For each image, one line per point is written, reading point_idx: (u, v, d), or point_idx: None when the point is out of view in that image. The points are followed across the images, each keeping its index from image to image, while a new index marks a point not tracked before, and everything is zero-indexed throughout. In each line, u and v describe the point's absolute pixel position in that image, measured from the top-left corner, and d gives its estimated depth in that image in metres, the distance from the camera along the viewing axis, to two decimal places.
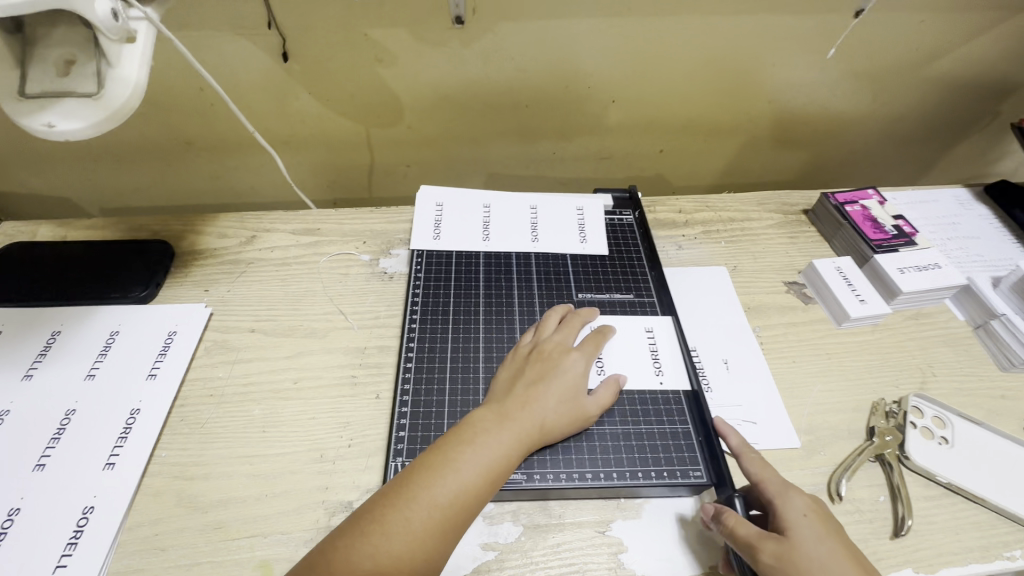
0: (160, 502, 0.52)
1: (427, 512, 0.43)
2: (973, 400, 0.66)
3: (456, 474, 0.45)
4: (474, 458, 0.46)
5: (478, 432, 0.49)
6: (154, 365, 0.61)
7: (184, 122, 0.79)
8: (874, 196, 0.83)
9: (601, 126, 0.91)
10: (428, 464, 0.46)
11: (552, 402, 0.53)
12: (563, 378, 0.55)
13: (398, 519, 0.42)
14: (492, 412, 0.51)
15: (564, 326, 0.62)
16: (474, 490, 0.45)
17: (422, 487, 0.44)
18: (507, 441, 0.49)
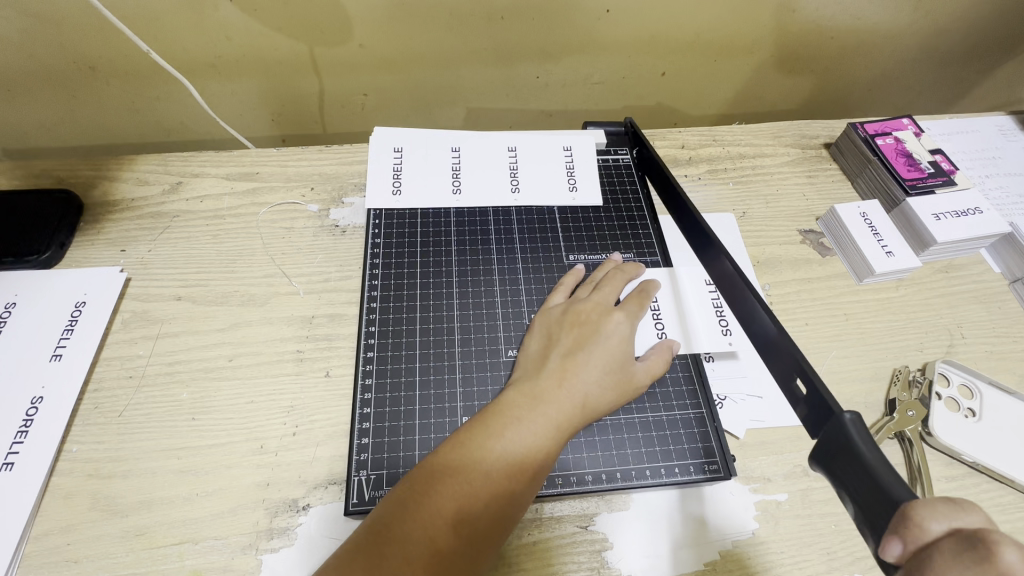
0: (71, 507, 0.45)
1: (446, 526, 0.37)
2: (1004, 365, 0.58)
3: (479, 474, 0.39)
4: (504, 456, 0.40)
5: (510, 420, 0.42)
6: (60, 343, 0.51)
7: (80, 40, 0.64)
8: (910, 127, 0.71)
9: (594, 43, 0.77)
10: (448, 462, 0.40)
11: (594, 378, 0.46)
12: (604, 346, 0.47)
13: (417, 535, 0.36)
14: (523, 393, 0.44)
15: (605, 284, 0.53)
16: (503, 494, 0.39)
17: (442, 494, 0.38)
18: (542, 430, 0.42)
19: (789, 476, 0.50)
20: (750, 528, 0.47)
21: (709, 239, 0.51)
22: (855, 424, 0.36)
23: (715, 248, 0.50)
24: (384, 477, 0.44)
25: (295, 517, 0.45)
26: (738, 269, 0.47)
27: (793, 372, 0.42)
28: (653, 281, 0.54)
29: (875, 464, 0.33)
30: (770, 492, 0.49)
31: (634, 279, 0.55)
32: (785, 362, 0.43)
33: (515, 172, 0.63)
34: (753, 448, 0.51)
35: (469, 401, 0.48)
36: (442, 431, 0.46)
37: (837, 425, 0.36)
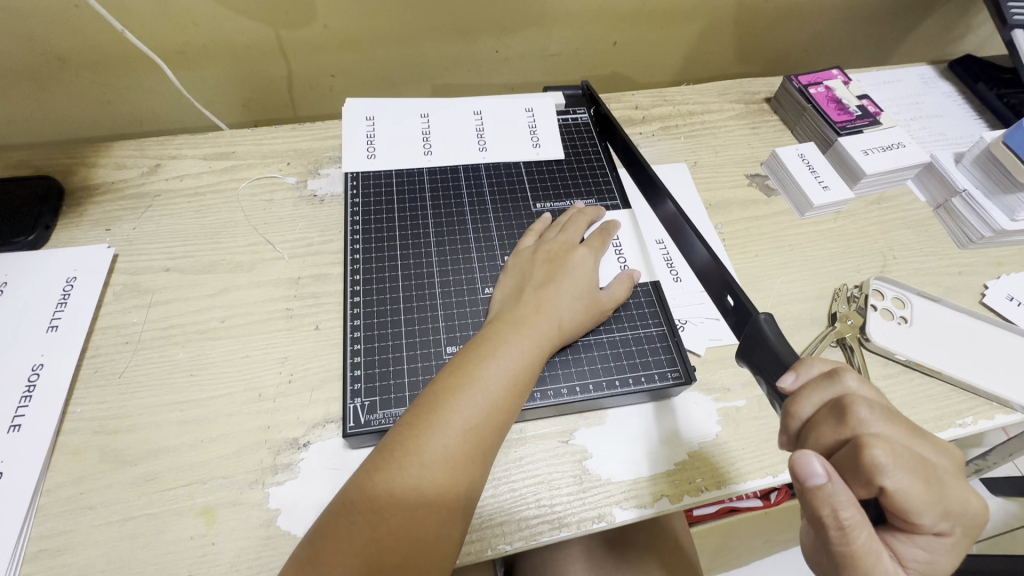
0: (81, 460, 0.47)
1: (458, 438, 0.40)
2: (931, 279, 0.65)
3: (479, 391, 0.42)
4: (499, 374, 0.44)
5: (499, 344, 0.46)
6: (55, 316, 0.53)
7: (49, 31, 0.66)
8: (839, 76, 0.77)
9: (547, 16, 0.81)
10: (448, 384, 0.43)
11: (569, 303, 0.50)
12: (575, 276, 0.52)
13: (434, 448, 0.39)
14: (507, 321, 0.48)
15: (570, 226, 0.57)
16: (502, 405, 0.43)
17: (448, 411, 0.41)
18: (529, 349, 0.47)
19: (746, 385, 0.55)
20: (713, 431, 0.52)
21: (655, 185, 0.57)
22: (768, 322, 0.44)
23: (662, 194, 0.55)
24: (377, 402, 0.48)
25: (297, 454, 0.49)
26: (680, 210, 0.53)
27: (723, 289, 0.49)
28: (614, 221, 0.59)
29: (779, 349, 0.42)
30: (730, 400, 0.54)
31: (596, 221, 0.60)
32: (717, 283, 0.50)
33: (482, 133, 0.67)
34: (713, 363, 0.56)
35: (451, 333, 0.52)
36: (428, 360, 0.50)
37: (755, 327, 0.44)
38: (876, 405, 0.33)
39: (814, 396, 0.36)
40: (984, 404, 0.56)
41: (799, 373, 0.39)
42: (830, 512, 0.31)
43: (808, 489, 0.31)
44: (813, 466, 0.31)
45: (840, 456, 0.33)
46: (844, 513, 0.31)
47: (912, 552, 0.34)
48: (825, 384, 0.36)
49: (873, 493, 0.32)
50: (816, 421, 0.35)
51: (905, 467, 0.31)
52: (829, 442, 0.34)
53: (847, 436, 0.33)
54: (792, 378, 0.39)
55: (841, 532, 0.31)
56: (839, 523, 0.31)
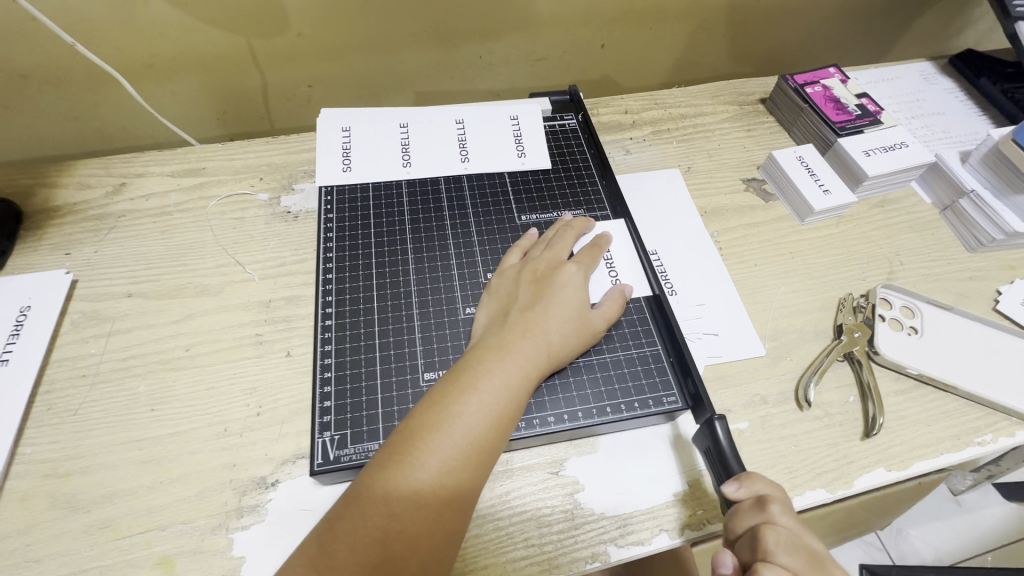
0: (28, 508, 0.43)
1: (432, 483, 0.37)
2: (941, 286, 0.62)
3: (457, 428, 0.39)
4: (480, 407, 0.40)
5: (481, 373, 0.42)
6: (6, 349, 0.50)
7: (4, 46, 0.62)
8: (836, 74, 0.74)
9: (531, 20, 0.78)
10: (423, 419, 0.39)
11: (557, 326, 0.47)
12: (563, 297, 0.49)
13: (406, 493, 0.36)
14: (490, 348, 0.44)
15: (556, 242, 0.54)
16: (483, 442, 0.39)
17: (424, 449, 0.38)
18: (511, 380, 0.43)
19: (748, 406, 0.52)
20: None
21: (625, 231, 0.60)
22: (722, 428, 0.44)
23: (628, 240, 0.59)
24: (348, 435, 0.44)
25: (264, 494, 0.45)
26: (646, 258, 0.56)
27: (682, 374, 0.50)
28: (606, 235, 0.56)
29: (727, 453, 0.43)
30: (732, 422, 0.51)
31: (587, 234, 0.57)
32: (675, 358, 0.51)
33: (464, 143, 0.64)
34: (712, 383, 0.53)
35: (429, 358, 0.49)
36: (403, 388, 0.47)
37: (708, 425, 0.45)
38: (786, 538, 0.37)
39: (748, 515, 0.39)
40: (1004, 419, 0.53)
41: (742, 485, 0.40)
42: None
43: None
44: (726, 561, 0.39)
45: (746, 575, 0.37)
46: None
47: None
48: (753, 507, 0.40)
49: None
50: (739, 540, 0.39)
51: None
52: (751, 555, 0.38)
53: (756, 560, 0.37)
54: (733, 490, 0.40)
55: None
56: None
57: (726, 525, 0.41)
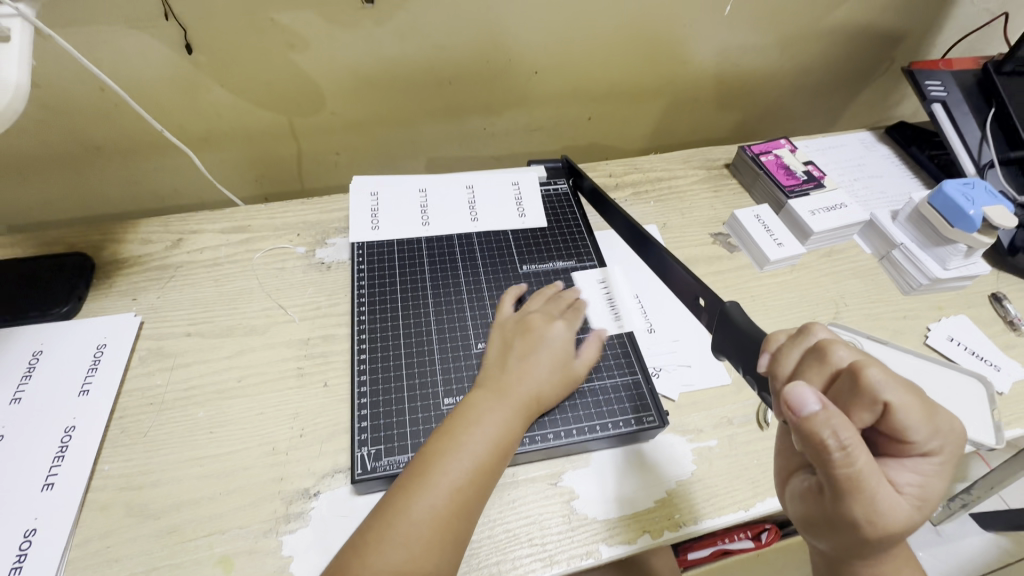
0: (107, 515, 0.51)
1: (444, 501, 0.45)
2: (880, 323, 0.72)
3: (464, 455, 0.48)
4: (483, 438, 0.49)
5: (482, 411, 0.51)
6: (86, 381, 0.59)
7: (88, 125, 0.75)
8: (786, 146, 0.88)
9: (529, 98, 0.92)
10: (437, 448, 0.48)
11: (547, 369, 0.57)
12: (550, 348, 0.58)
13: (422, 507, 0.44)
14: (490, 390, 0.54)
15: (540, 302, 0.64)
16: (484, 465, 0.48)
17: (437, 473, 0.46)
18: (509, 413, 0.52)
19: (717, 426, 0.61)
20: (688, 469, 0.58)
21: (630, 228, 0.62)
22: (736, 308, 0.43)
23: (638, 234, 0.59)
24: (382, 450, 0.53)
25: (307, 503, 0.53)
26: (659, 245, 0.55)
27: (695, 293, 0.49)
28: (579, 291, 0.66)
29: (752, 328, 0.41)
30: (703, 440, 0.60)
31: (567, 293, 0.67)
32: (691, 289, 0.50)
33: (474, 205, 0.76)
34: (686, 407, 0.62)
35: (449, 385, 0.58)
36: (428, 410, 0.56)
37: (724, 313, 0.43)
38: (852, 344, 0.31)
39: (790, 353, 0.33)
40: None
41: (772, 350, 0.35)
42: (831, 436, 0.27)
43: (803, 421, 0.27)
44: (805, 395, 0.28)
45: (835, 389, 0.29)
46: (844, 435, 0.27)
47: (908, 477, 0.29)
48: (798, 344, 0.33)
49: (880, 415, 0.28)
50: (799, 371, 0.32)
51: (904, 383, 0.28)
52: (817, 380, 0.31)
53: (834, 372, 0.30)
54: (766, 358, 0.35)
55: (845, 456, 0.27)
56: (838, 446, 0.27)
57: (778, 375, 0.33)
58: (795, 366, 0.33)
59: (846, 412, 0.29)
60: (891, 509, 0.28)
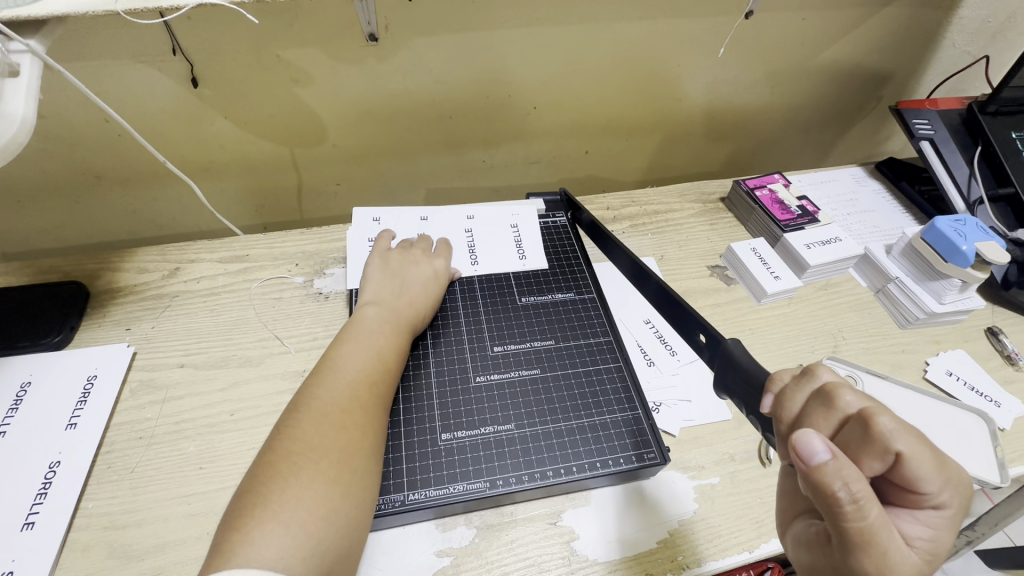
0: (88, 557, 0.49)
1: (339, 410, 0.47)
2: (878, 357, 0.72)
3: (347, 362, 0.52)
4: (366, 342, 0.55)
5: (368, 324, 0.57)
6: (74, 414, 0.57)
7: (91, 155, 0.75)
8: (780, 180, 0.90)
9: (528, 132, 0.94)
10: (322, 370, 0.52)
11: (421, 287, 0.65)
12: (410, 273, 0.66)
13: (314, 413, 0.47)
14: (381, 306, 0.60)
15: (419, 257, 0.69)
16: (376, 361, 0.53)
17: (322, 390, 0.49)
18: (395, 323, 0.59)
19: (719, 463, 0.60)
20: (691, 508, 0.56)
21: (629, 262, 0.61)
22: (737, 345, 0.42)
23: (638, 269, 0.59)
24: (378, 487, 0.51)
25: None
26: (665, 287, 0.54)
27: (696, 328, 0.49)
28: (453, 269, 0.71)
29: (752, 365, 0.40)
30: (705, 477, 0.59)
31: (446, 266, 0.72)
32: (691, 323, 0.50)
33: (474, 249, 0.75)
34: (687, 443, 0.61)
35: (446, 420, 0.57)
36: (424, 446, 0.55)
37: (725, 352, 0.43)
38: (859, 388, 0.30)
39: (796, 395, 0.32)
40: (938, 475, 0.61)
41: (776, 391, 0.34)
42: (843, 487, 0.26)
43: (812, 471, 0.26)
44: (813, 443, 0.27)
45: (844, 435, 0.29)
46: (856, 487, 0.26)
47: (916, 529, 0.28)
48: (803, 382, 0.32)
49: (889, 463, 0.28)
50: (805, 414, 0.31)
51: (915, 430, 0.27)
52: (824, 427, 0.30)
53: (841, 419, 0.29)
54: (770, 399, 0.34)
55: (856, 508, 0.26)
56: (849, 497, 0.26)
57: (782, 416, 0.32)
58: (801, 410, 0.32)
59: (855, 460, 0.28)
60: (903, 563, 0.26)
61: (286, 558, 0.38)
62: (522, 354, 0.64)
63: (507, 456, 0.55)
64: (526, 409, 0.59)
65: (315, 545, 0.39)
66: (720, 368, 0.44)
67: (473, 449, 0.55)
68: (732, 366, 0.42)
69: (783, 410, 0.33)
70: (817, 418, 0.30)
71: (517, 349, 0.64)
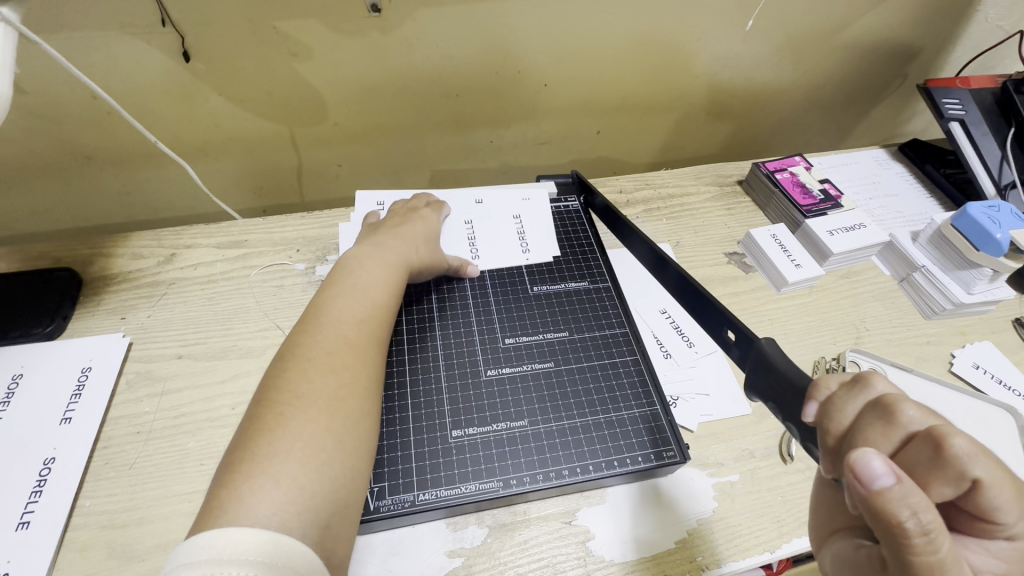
0: (87, 557, 0.47)
1: (330, 356, 0.45)
2: (903, 349, 0.70)
3: (336, 307, 0.49)
4: (357, 285, 0.52)
5: (358, 267, 0.55)
6: (69, 408, 0.55)
7: (80, 135, 0.72)
8: (801, 163, 0.86)
9: (537, 111, 0.90)
10: (310, 317, 0.49)
11: (412, 241, 0.61)
12: (403, 224, 0.64)
13: (303, 362, 0.44)
14: (370, 249, 0.58)
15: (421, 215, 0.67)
16: (368, 307, 0.51)
17: (311, 338, 0.46)
18: (385, 269, 0.56)
19: (739, 459, 0.58)
20: (710, 507, 0.54)
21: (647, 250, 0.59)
22: (771, 345, 0.41)
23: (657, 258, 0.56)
24: (386, 487, 0.49)
25: None
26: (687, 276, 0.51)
27: (723, 324, 0.47)
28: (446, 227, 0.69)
29: (789, 366, 0.39)
30: (724, 475, 0.57)
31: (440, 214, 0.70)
32: (718, 320, 0.48)
33: (476, 242, 0.71)
34: (706, 438, 0.59)
35: (456, 416, 0.55)
36: (434, 444, 0.53)
37: (759, 352, 0.41)
38: (921, 405, 0.29)
39: (848, 405, 0.32)
40: None
41: (822, 400, 0.34)
42: (910, 516, 0.25)
43: (873, 496, 0.25)
44: (875, 467, 0.25)
45: (907, 456, 0.28)
46: (926, 517, 0.25)
47: (987, 563, 0.27)
48: (857, 393, 0.32)
49: (962, 489, 0.26)
50: (859, 429, 0.30)
51: (992, 456, 0.26)
52: (883, 444, 0.29)
53: (902, 437, 0.29)
54: (815, 407, 0.34)
55: (926, 541, 0.24)
56: (918, 528, 0.25)
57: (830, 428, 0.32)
58: (854, 423, 0.31)
59: (924, 486, 0.27)
60: None
61: (279, 513, 0.34)
62: (535, 346, 0.61)
63: (520, 454, 0.53)
64: (540, 404, 0.57)
65: (311, 498, 0.36)
66: (750, 368, 0.43)
67: (485, 446, 0.53)
68: (765, 366, 0.41)
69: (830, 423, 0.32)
70: (875, 433, 0.29)
71: (530, 341, 0.62)
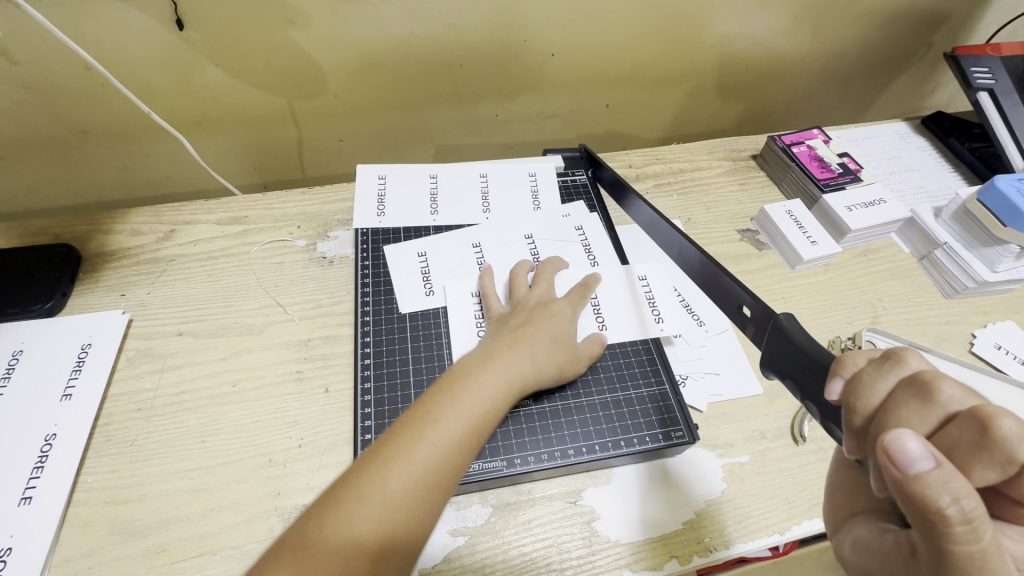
0: (90, 533, 0.47)
1: (432, 471, 0.40)
2: (921, 329, 0.67)
3: (460, 405, 0.44)
4: (484, 389, 0.46)
5: (493, 363, 0.48)
6: (69, 384, 0.54)
7: (76, 108, 0.70)
8: (819, 136, 0.82)
9: (544, 83, 0.87)
10: (439, 398, 0.44)
11: (533, 354, 0.51)
12: (552, 321, 0.54)
13: (406, 461, 0.40)
14: (501, 346, 0.50)
15: (558, 311, 0.56)
16: (486, 417, 0.45)
17: (430, 431, 0.42)
18: (506, 384, 0.48)
19: (749, 440, 0.56)
20: (719, 487, 0.53)
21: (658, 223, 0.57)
22: (789, 320, 0.40)
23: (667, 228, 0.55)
24: None
25: None
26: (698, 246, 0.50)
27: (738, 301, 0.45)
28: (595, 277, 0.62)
29: (806, 341, 0.38)
30: (733, 456, 0.55)
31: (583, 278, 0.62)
32: (731, 299, 0.46)
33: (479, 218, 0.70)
34: (715, 419, 0.58)
35: None
36: None
37: (776, 327, 0.40)
38: (959, 384, 0.28)
39: (879, 383, 0.30)
40: None
41: (846, 377, 0.32)
42: (952, 502, 0.23)
43: (911, 480, 0.24)
44: (913, 449, 0.24)
45: (950, 438, 0.27)
46: (969, 504, 0.23)
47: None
48: (889, 370, 0.30)
49: (1007, 473, 0.26)
50: (890, 408, 0.29)
51: None
52: (919, 425, 0.28)
53: (939, 418, 0.28)
54: (840, 384, 0.32)
55: (970, 529, 0.23)
56: (960, 515, 0.24)
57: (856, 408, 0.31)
58: (883, 401, 0.30)
59: (967, 467, 0.26)
60: None
61: None
62: None
63: (524, 432, 0.52)
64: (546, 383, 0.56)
65: None
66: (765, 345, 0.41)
67: None
68: (778, 342, 0.39)
69: (854, 401, 0.31)
70: (909, 413, 0.28)
71: None
